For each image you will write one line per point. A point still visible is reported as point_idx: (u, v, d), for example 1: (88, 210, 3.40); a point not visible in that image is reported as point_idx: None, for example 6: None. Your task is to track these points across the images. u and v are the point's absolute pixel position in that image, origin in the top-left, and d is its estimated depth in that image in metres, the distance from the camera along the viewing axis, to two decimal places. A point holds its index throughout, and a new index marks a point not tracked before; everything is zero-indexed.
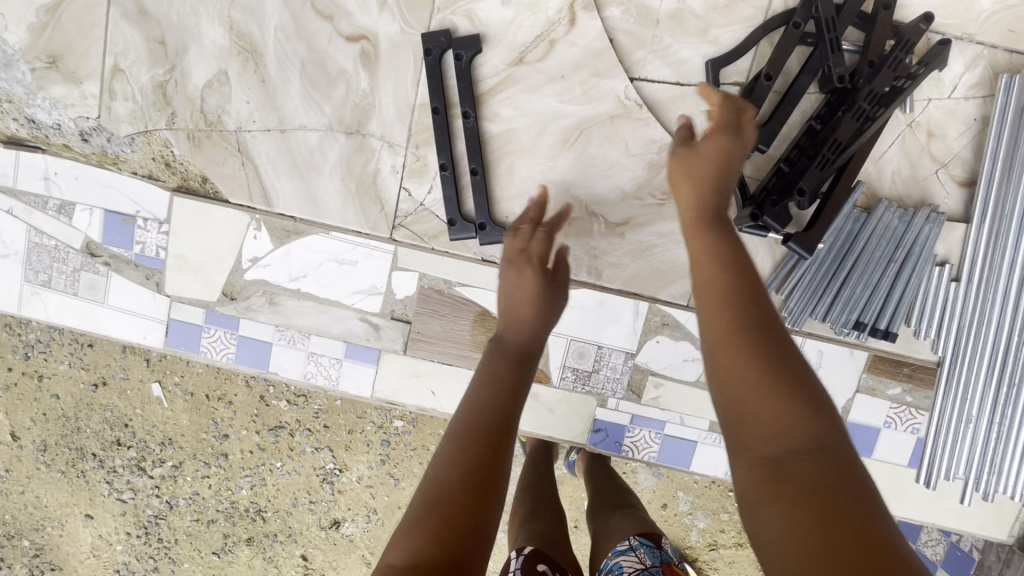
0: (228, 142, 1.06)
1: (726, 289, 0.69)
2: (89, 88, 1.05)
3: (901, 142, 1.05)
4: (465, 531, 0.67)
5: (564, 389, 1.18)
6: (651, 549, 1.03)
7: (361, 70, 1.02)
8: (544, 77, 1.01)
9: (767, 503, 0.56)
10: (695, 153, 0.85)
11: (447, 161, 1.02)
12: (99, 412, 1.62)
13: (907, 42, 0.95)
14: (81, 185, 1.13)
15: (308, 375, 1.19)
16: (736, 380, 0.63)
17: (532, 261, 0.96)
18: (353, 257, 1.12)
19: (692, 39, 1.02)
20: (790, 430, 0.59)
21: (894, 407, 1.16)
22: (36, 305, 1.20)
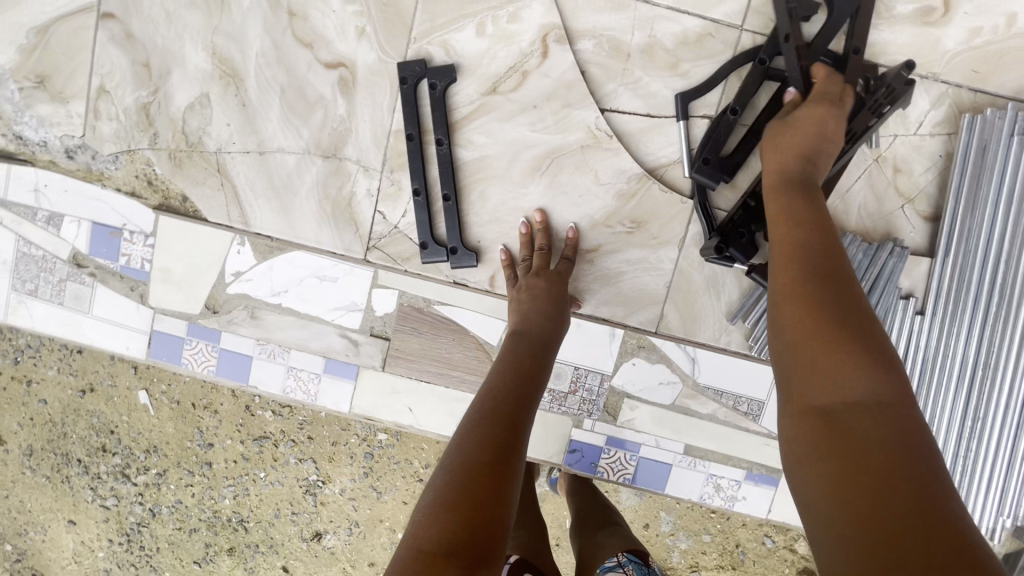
0: (208, 162, 1.08)
1: (796, 252, 0.75)
2: (75, 107, 1.08)
3: (867, 177, 1.07)
4: (483, 511, 0.69)
5: (540, 408, 1.19)
6: (639, 566, 1.13)
7: (339, 96, 1.05)
8: (517, 107, 1.04)
9: (816, 451, 0.60)
10: (793, 121, 0.90)
11: (420, 186, 1.05)
12: (86, 419, 1.64)
13: (889, 88, 0.95)
14: (71, 198, 1.14)
15: (287, 389, 1.20)
16: (802, 338, 0.67)
17: (555, 275, 1.02)
18: (333, 274, 1.13)
19: (661, 72, 1.05)
20: (852, 380, 0.61)
21: None
22: (22, 313, 1.22)
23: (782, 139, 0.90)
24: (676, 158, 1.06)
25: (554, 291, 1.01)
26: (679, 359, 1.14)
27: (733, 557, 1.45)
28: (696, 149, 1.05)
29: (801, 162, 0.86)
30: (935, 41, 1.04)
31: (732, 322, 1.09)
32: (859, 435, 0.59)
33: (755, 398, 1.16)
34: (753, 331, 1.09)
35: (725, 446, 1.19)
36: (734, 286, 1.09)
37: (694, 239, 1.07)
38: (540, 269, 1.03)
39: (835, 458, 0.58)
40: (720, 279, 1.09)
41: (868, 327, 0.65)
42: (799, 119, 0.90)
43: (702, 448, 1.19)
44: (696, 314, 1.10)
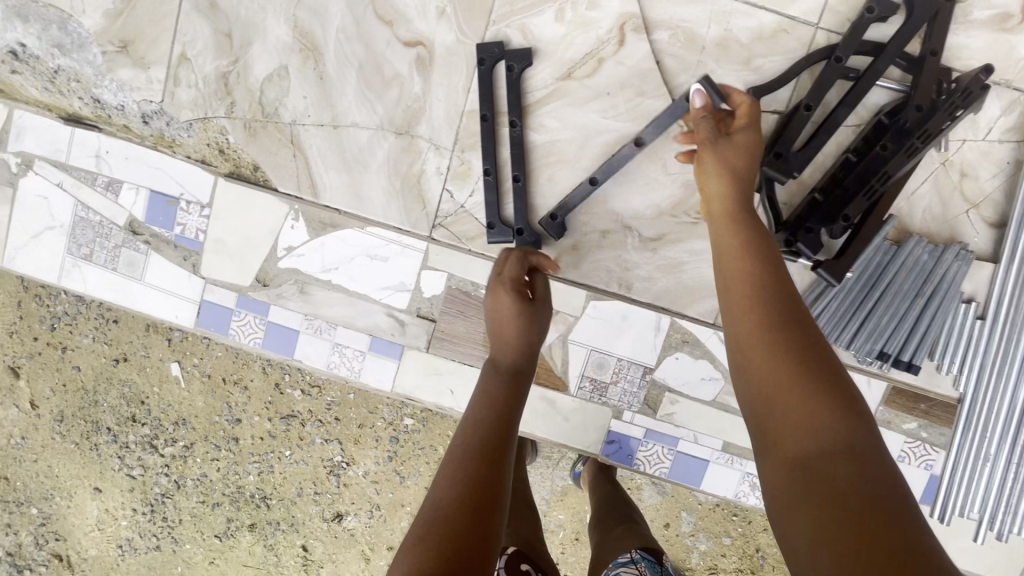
0: (282, 133, 1.10)
1: (753, 287, 0.76)
2: (155, 73, 1.11)
3: (934, 179, 1.07)
4: (469, 541, 0.69)
5: (581, 398, 1.20)
6: (652, 564, 1.14)
7: (415, 74, 1.06)
8: (591, 93, 1.05)
9: (799, 505, 0.60)
10: (733, 140, 0.93)
11: (491, 167, 1.07)
12: (118, 388, 1.66)
13: (966, 91, 0.96)
14: (130, 165, 1.18)
15: (331, 364, 1.22)
16: (768, 378, 0.69)
17: (507, 283, 1.01)
18: (386, 253, 1.15)
19: (735, 66, 1.05)
20: (821, 421, 0.64)
21: (908, 442, 1.15)
22: (74, 277, 1.25)
23: (730, 158, 0.91)
24: None
25: (525, 308, 0.99)
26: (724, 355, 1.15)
27: (752, 560, 1.51)
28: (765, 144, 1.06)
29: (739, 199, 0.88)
30: (1011, 48, 1.04)
31: None
32: (830, 471, 0.60)
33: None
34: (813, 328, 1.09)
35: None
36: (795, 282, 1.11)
37: None
38: (509, 283, 1.00)
39: (813, 502, 0.59)
40: None
41: (827, 363, 0.69)
42: (741, 139, 0.93)
43: (742, 446, 1.20)
44: None
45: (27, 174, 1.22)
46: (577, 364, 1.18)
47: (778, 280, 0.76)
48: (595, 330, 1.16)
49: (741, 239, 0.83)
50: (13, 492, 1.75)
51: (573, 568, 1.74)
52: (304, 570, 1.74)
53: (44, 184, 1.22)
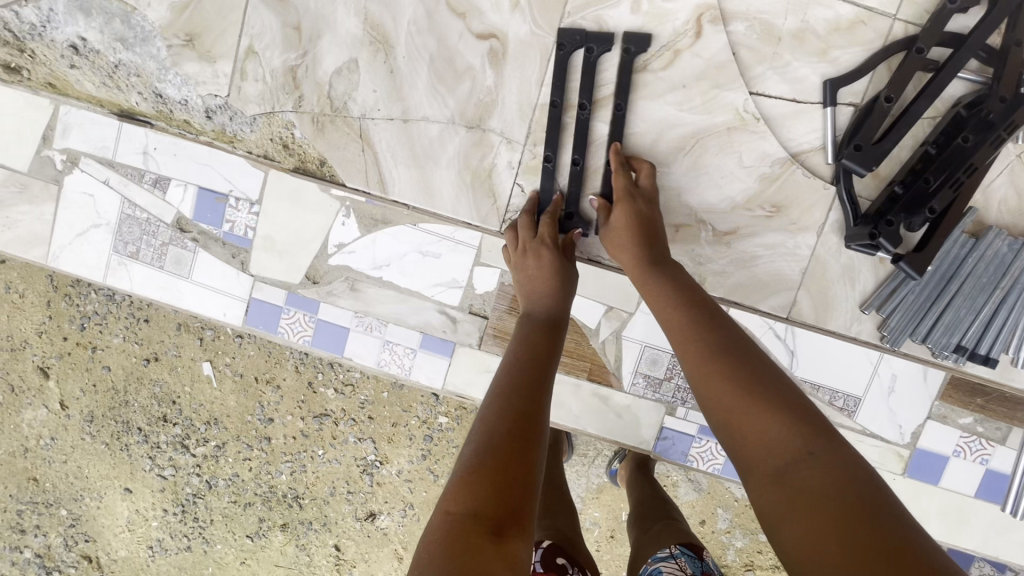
0: (351, 128, 1.09)
1: (697, 325, 0.84)
2: (221, 67, 1.09)
3: (1010, 172, 1.06)
4: (516, 479, 0.73)
5: (636, 394, 1.37)
6: (692, 559, 1.13)
7: (488, 68, 1.05)
8: (666, 86, 1.04)
9: (791, 519, 0.64)
10: (610, 227, 1.00)
11: (552, 154, 1.06)
12: (148, 387, 1.64)
13: None
14: (178, 161, 1.18)
15: (381, 362, 1.22)
16: (728, 404, 0.75)
17: (547, 244, 1.02)
18: (438, 249, 1.15)
19: (812, 58, 1.04)
20: (786, 435, 0.70)
21: (964, 436, 1.17)
22: (120, 275, 1.24)
23: (616, 236, 0.99)
24: (819, 145, 1.06)
25: (563, 264, 1.02)
26: (782, 350, 1.13)
27: None
28: (842, 136, 1.05)
29: (656, 258, 0.94)
30: None
31: (865, 312, 1.10)
32: (806, 484, 0.65)
33: (851, 394, 1.16)
34: (888, 321, 1.09)
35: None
36: (870, 276, 1.09)
37: (834, 227, 1.08)
38: (550, 243, 1.02)
39: (808, 520, 0.62)
40: (855, 269, 1.09)
41: (776, 385, 0.75)
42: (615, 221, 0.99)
43: None
44: (824, 304, 1.11)
45: (73, 171, 1.21)
46: (632, 360, 1.35)
47: (711, 321, 0.84)
48: None
49: (678, 293, 0.89)
50: (41, 493, 1.73)
51: (608, 566, 1.73)
52: (336, 570, 1.72)
53: (90, 181, 1.21)
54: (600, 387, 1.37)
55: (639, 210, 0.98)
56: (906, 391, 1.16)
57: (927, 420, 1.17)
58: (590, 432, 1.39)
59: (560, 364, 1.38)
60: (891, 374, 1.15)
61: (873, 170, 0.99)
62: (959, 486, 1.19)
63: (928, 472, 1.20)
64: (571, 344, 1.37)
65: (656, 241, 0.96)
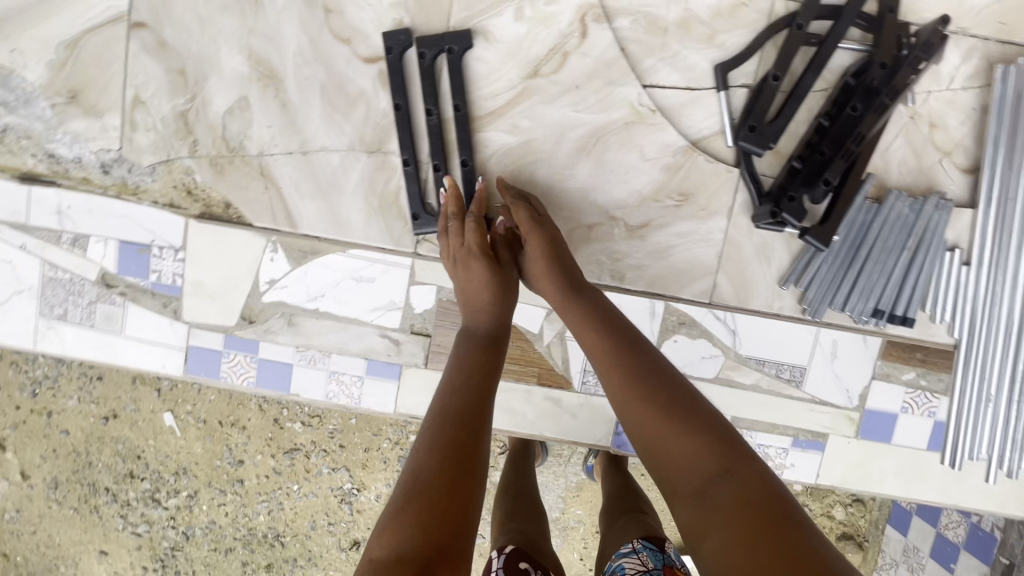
0: (250, 166, 1.07)
1: (625, 355, 0.90)
2: (110, 120, 1.07)
3: (904, 134, 1.09)
4: (448, 517, 0.74)
5: (586, 393, 1.36)
6: (653, 552, 1.13)
7: (380, 90, 1.05)
8: (559, 89, 1.04)
9: (711, 532, 0.74)
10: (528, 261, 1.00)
11: (409, 157, 1.05)
12: (111, 446, 1.59)
13: (928, 44, 0.97)
14: (95, 218, 1.14)
15: (330, 394, 1.21)
16: (657, 432, 0.83)
17: (475, 254, 1.01)
18: (372, 273, 1.14)
19: (699, 45, 1.05)
20: (705, 457, 0.80)
21: (909, 392, 1.20)
22: (50, 339, 1.20)
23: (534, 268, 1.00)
24: (718, 129, 1.07)
25: (496, 274, 1.01)
26: (721, 331, 1.17)
27: None
28: (738, 118, 1.06)
29: (581, 285, 0.97)
30: None
31: (784, 288, 1.11)
32: (724, 501, 0.75)
33: (796, 364, 1.19)
34: (807, 294, 1.10)
35: (771, 415, 1.21)
36: (783, 253, 1.10)
37: (743, 209, 1.08)
38: (479, 254, 1.00)
39: (728, 525, 0.73)
40: (769, 245, 1.10)
41: (696, 408, 0.84)
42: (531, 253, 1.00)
43: (750, 417, 1.21)
44: (745, 283, 1.11)
45: None
46: (579, 361, 1.35)
47: (638, 350, 0.91)
48: None
49: (605, 316, 0.94)
50: (15, 568, 1.68)
51: None
52: None
53: (6, 248, 1.16)
54: (552, 390, 1.36)
55: (549, 238, 0.99)
56: (848, 358, 1.19)
57: (872, 380, 1.20)
58: (547, 436, 1.35)
59: (511, 373, 1.36)
60: (832, 342, 1.18)
61: (775, 145, 1.02)
62: (912, 442, 1.21)
63: (881, 432, 1.22)
64: (518, 351, 1.36)
65: (575, 270, 0.99)
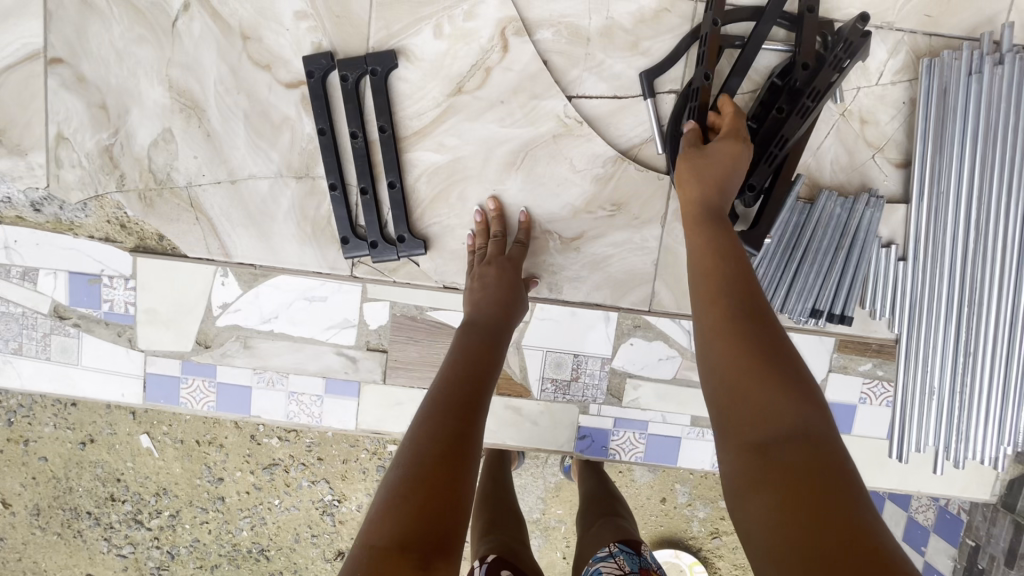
0: (180, 198, 1.07)
1: (721, 283, 0.78)
2: (34, 158, 1.06)
3: (836, 132, 1.08)
4: (446, 493, 0.70)
5: (546, 400, 1.24)
6: (630, 556, 1.11)
7: (304, 115, 1.04)
8: (485, 104, 1.04)
9: (759, 493, 0.61)
10: (708, 155, 0.92)
11: (336, 181, 1.04)
12: (90, 470, 1.57)
13: (848, 44, 0.96)
14: (42, 251, 1.14)
15: (290, 414, 1.21)
16: (733, 372, 0.69)
17: (512, 262, 1.03)
18: (323, 292, 1.14)
19: (623, 53, 1.05)
20: (786, 413, 0.65)
21: (866, 382, 1.20)
22: (7, 372, 1.21)
23: (705, 166, 0.91)
24: (648, 136, 1.07)
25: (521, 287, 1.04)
26: (675, 333, 1.19)
27: None
28: (666, 125, 1.06)
29: (712, 211, 0.88)
30: None
31: None
32: (794, 463, 0.61)
33: None
34: None
35: None
36: None
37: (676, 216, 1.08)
38: (494, 255, 1.04)
39: (776, 493, 0.59)
40: None
41: (784, 357, 0.70)
42: (712, 152, 0.92)
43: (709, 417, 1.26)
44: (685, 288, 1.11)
45: None
46: (536, 367, 1.22)
47: (736, 279, 0.78)
48: (547, 332, 1.19)
49: (717, 247, 0.82)
50: None
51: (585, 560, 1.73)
52: None
53: None
54: (509, 399, 1.25)
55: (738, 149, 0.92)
56: (806, 354, 1.19)
57: (830, 372, 1.20)
58: (508, 446, 1.27)
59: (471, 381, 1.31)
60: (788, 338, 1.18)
61: None
62: (873, 431, 1.23)
63: (841, 422, 1.23)
64: None
65: (727, 193, 0.91)
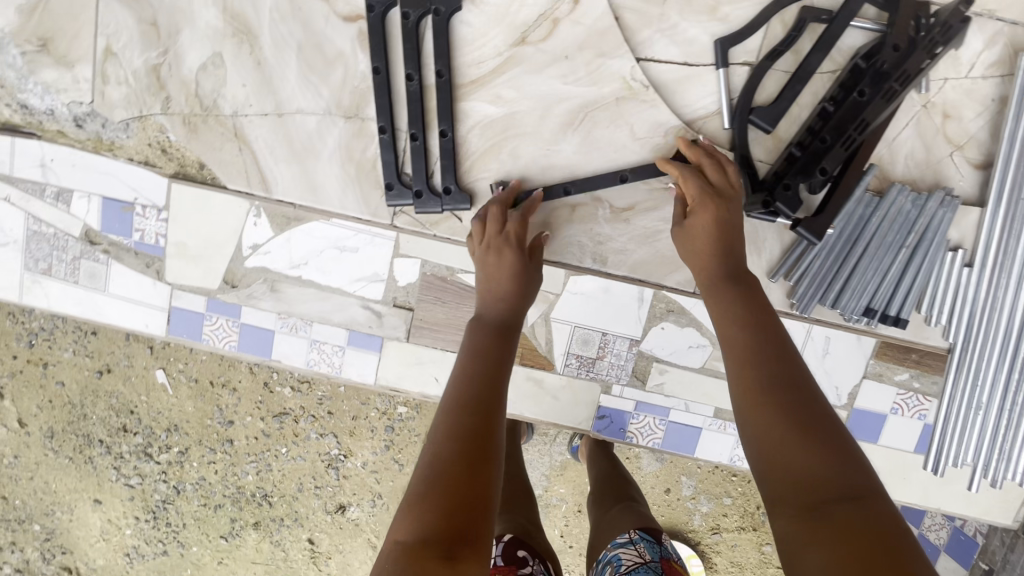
0: (224, 126, 1.04)
1: (750, 344, 0.79)
2: (81, 72, 1.04)
3: (916, 123, 1.02)
4: (475, 501, 0.70)
5: (568, 375, 1.19)
6: (651, 544, 1.13)
7: (359, 52, 1.00)
8: (548, 58, 0.99)
9: (810, 548, 0.61)
10: (688, 230, 0.92)
11: (386, 124, 1.01)
12: (105, 399, 1.56)
13: (947, 25, 0.89)
14: (78, 172, 1.11)
15: (310, 362, 1.19)
16: (769, 433, 0.71)
17: (510, 243, 0.97)
18: (355, 243, 1.11)
19: (700, 17, 0.99)
20: (828, 472, 0.66)
21: (900, 393, 1.15)
22: (36, 294, 1.19)
23: (691, 244, 0.92)
24: (715, 109, 1.01)
25: (527, 266, 0.98)
26: (710, 321, 1.15)
27: (754, 518, 1.58)
28: (736, 99, 1.00)
29: (733, 270, 0.88)
30: None
31: (773, 280, 1.07)
32: (842, 521, 0.62)
33: None
34: (796, 289, 1.06)
35: None
36: (776, 243, 1.06)
37: None
38: (514, 241, 0.97)
39: (829, 551, 0.60)
40: (760, 235, 1.05)
41: (819, 417, 0.71)
42: (691, 228, 0.91)
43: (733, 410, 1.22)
44: None
45: None
46: (561, 341, 1.17)
47: (765, 341, 0.79)
48: (578, 306, 1.14)
49: (744, 308, 0.83)
50: (12, 511, 1.65)
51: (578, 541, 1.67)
52: (313, 563, 1.66)
53: None
54: (531, 370, 1.19)
55: (720, 212, 0.90)
56: (842, 356, 1.14)
57: (863, 379, 1.15)
58: (525, 418, 1.21)
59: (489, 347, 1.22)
60: (825, 338, 1.13)
61: (770, 128, 0.98)
62: (899, 444, 1.17)
63: (867, 432, 1.19)
64: None
65: (731, 252, 0.89)
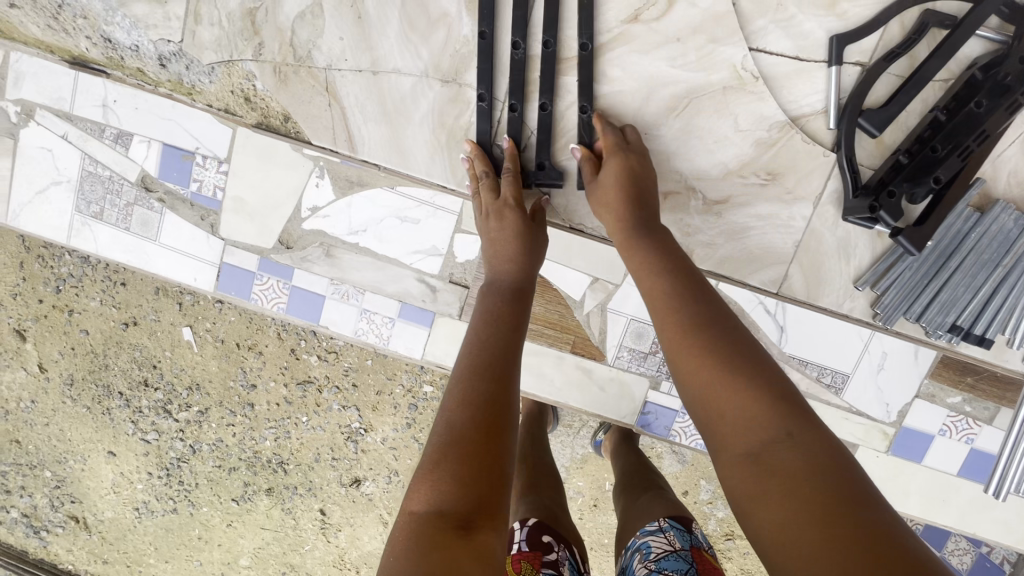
0: (316, 79, 1.02)
1: (672, 294, 0.76)
2: (173, 9, 1.02)
3: (1022, 142, 0.99)
4: (489, 465, 0.64)
5: (619, 367, 1.17)
6: (682, 533, 1.00)
7: (465, 14, 0.98)
8: (658, 39, 0.97)
9: (761, 497, 0.57)
10: (600, 183, 0.93)
11: (485, 92, 0.99)
12: (129, 351, 1.50)
13: None
14: (141, 116, 1.08)
15: (358, 331, 1.16)
16: (701, 378, 0.67)
17: (508, 205, 0.94)
18: (418, 215, 1.08)
19: (819, 11, 0.96)
20: (759, 412, 0.62)
21: (951, 416, 1.12)
22: (85, 236, 1.16)
23: (604, 193, 0.91)
24: (820, 108, 0.99)
25: (530, 225, 0.93)
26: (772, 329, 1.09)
27: None
28: (845, 99, 0.98)
29: (644, 219, 0.87)
30: None
31: (859, 288, 1.05)
32: (786, 463, 0.58)
33: (840, 371, 1.11)
34: (882, 298, 1.04)
35: None
36: (865, 251, 1.04)
37: (831, 198, 1.02)
38: (513, 203, 0.94)
39: (781, 498, 0.56)
40: (851, 242, 1.03)
41: (747, 357, 0.67)
42: (604, 178, 0.92)
43: None
44: (817, 278, 1.06)
45: (28, 124, 1.12)
46: (616, 333, 1.15)
47: (689, 289, 0.76)
48: (637, 299, 1.13)
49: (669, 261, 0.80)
50: (24, 455, 1.61)
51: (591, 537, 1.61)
52: (321, 534, 1.61)
53: (47, 134, 1.12)
54: (581, 360, 1.17)
55: (630, 164, 0.92)
56: (897, 371, 1.11)
57: (915, 399, 1.12)
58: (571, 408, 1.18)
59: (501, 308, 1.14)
60: (882, 352, 1.10)
61: (879, 133, 0.95)
62: (944, 466, 1.14)
63: (913, 451, 1.15)
64: (554, 316, 1.14)
65: (643, 199, 0.89)
